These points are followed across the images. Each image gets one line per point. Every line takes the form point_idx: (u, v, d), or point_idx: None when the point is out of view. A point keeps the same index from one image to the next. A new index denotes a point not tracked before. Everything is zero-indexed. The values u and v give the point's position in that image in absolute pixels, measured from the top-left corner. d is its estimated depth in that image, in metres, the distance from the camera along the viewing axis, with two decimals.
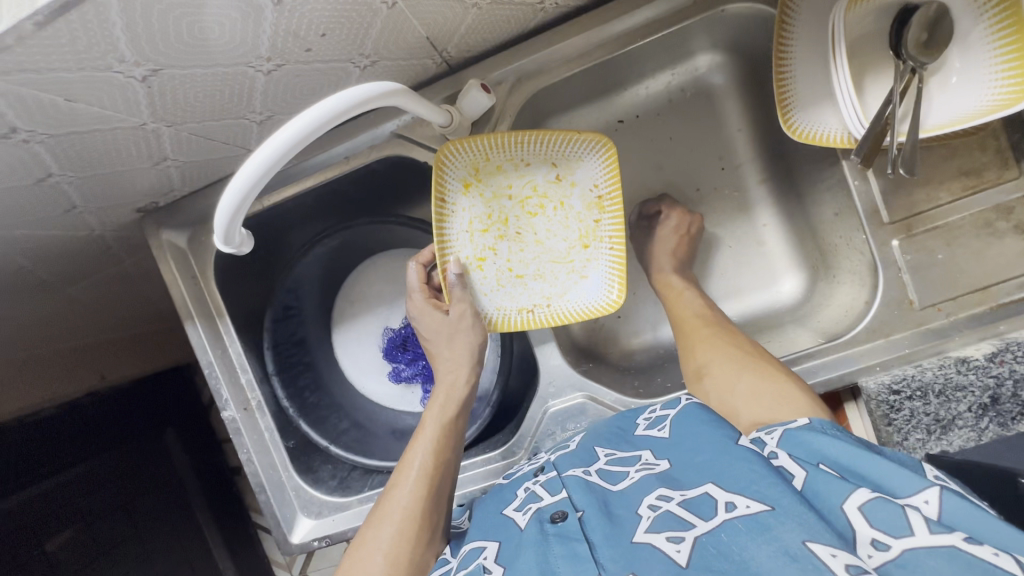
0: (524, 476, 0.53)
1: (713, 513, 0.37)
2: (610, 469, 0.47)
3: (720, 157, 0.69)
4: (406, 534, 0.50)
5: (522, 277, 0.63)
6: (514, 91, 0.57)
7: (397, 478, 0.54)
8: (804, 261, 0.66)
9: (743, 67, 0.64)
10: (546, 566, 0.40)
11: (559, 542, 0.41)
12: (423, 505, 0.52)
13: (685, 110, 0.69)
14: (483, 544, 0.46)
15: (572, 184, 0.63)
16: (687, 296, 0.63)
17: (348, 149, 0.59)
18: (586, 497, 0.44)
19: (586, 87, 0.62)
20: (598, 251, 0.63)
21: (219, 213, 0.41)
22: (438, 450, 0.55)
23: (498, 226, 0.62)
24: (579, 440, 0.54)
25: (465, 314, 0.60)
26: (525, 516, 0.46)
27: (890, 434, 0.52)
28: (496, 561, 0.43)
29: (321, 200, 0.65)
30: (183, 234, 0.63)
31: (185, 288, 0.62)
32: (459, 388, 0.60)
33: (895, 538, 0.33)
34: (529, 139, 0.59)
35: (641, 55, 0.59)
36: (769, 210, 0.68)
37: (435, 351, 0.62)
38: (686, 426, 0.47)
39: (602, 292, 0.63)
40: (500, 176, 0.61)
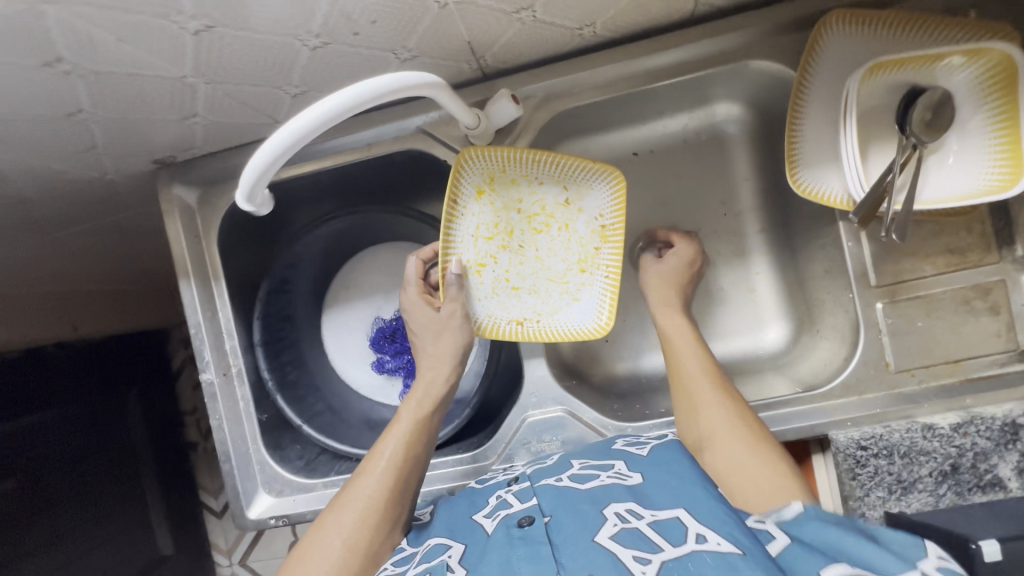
0: (495, 484, 0.54)
1: (682, 542, 0.39)
2: (583, 475, 0.49)
3: (724, 202, 0.72)
4: (368, 524, 0.50)
5: (518, 288, 0.65)
6: (540, 108, 0.59)
7: (365, 468, 0.54)
8: (791, 313, 0.69)
9: (757, 121, 0.67)
10: (508, 566, 0.40)
11: (523, 544, 0.42)
12: (388, 497, 0.52)
13: (697, 152, 0.72)
14: (448, 543, 0.46)
15: (579, 209, 0.65)
16: (692, 351, 0.59)
17: (372, 137, 0.61)
18: (552, 502, 0.46)
19: (608, 115, 0.65)
20: (595, 278, 0.65)
21: (248, 174, 0.41)
22: (409, 444, 0.56)
23: (503, 237, 0.64)
24: (558, 457, 0.55)
25: (456, 313, 0.61)
26: (493, 522, 0.47)
27: (853, 489, 0.54)
28: (461, 561, 0.43)
29: (335, 181, 0.66)
30: (194, 192, 0.63)
31: (187, 246, 0.63)
32: (440, 384, 0.61)
33: None
34: (545, 159, 0.61)
35: (664, 94, 0.63)
36: (764, 259, 0.70)
37: (419, 346, 0.62)
38: (666, 453, 0.50)
39: (592, 316, 0.65)
40: (512, 190, 0.62)
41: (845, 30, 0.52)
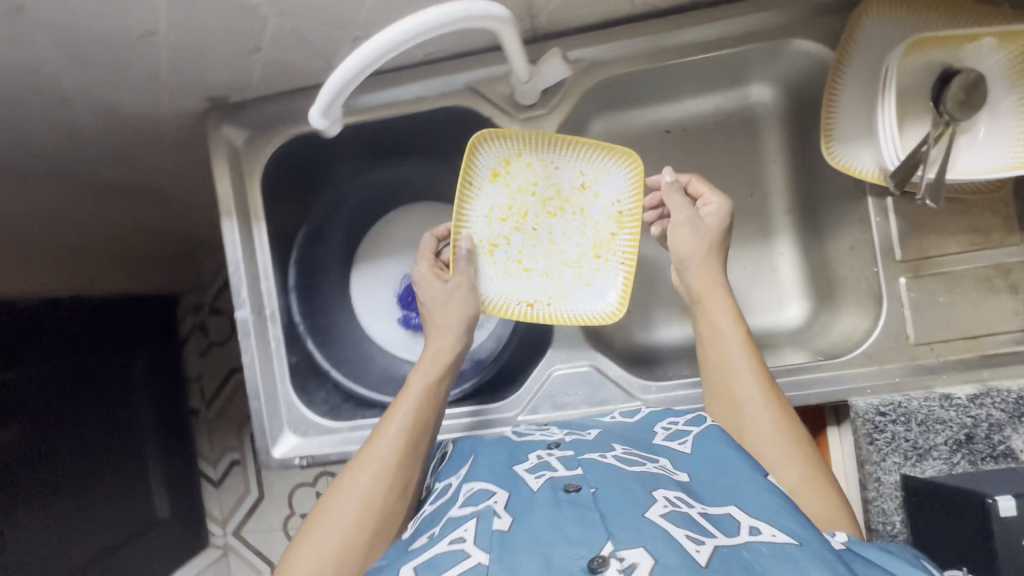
0: (534, 442, 0.57)
1: (735, 533, 0.41)
2: (626, 457, 0.51)
3: (751, 183, 0.74)
4: (381, 481, 0.54)
5: (530, 270, 0.67)
6: (587, 72, 0.61)
7: (378, 432, 0.57)
8: (812, 292, 0.71)
9: (790, 104, 0.69)
10: (557, 527, 0.42)
11: (571, 508, 0.44)
12: (399, 457, 0.55)
13: (729, 133, 0.74)
14: (492, 488, 0.49)
15: (596, 194, 0.66)
16: (729, 336, 0.60)
17: (422, 90, 0.62)
18: (598, 476, 0.48)
19: (648, 87, 0.67)
20: (609, 263, 0.66)
21: (328, 88, 0.43)
22: (420, 409, 0.58)
23: (517, 219, 0.65)
24: (596, 433, 0.57)
25: (463, 286, 0.63)
26: (538, 480, 0.49)
27: (870, 454, 0.56)
28: (506, 508, 0.46)
29: (379, 134, 0.68)
30: (243, 133, 0.65)
31: (232, 185, 0.64)
32: (446, 352, 0.63)
33: None
34: (563, 143, 0.62)
35: (704, 69, 0.65)
36: (787, 239, 0.73)
37: (428, 315, 0.64)
38: (707, 443, 0.53)
39: (604, 302, 0.66)
40: (527, 172, 0.64)
41: (884, 11, 0.55)
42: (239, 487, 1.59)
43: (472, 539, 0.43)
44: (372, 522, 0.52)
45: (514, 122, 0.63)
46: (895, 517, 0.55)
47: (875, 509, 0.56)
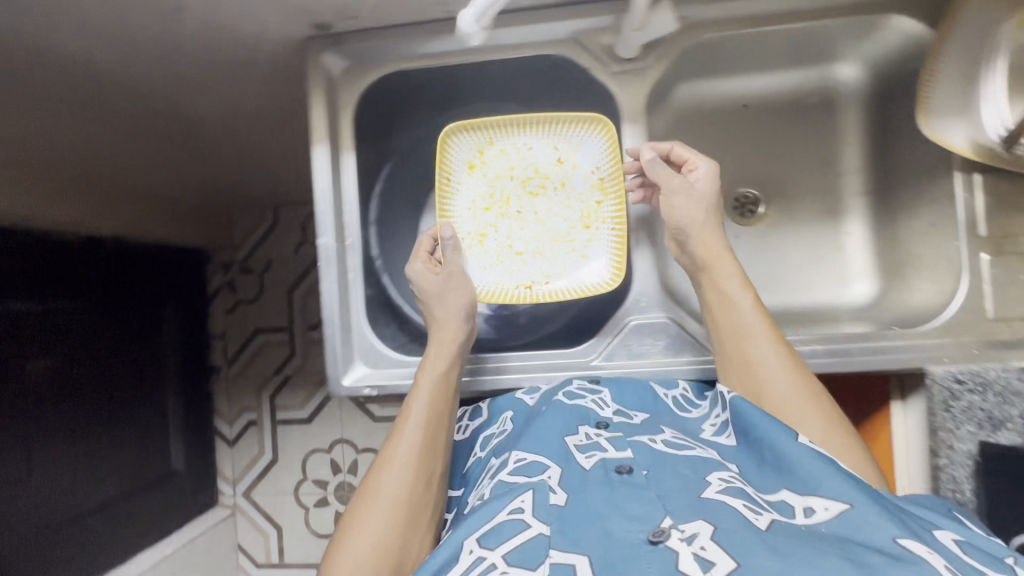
0: (587, 410, 0.61)
1: (791, 513, 0.45)
2: (674, 442, 0.56)
3: (824, 162, 0.75)
4: (407, 478, 0.59)
5: (522, 254, 0.70)
6: (688, 31, 0.62)
7: (397, 433, 0.62)
8: (878, 272, 0.72)
9: (874, 85, 0.71)
10: (614, 504, 0.48)
11: (624, 486, 0.50)
12: (420, 455, 0.60)
13: (807, 111, 0.75)
14: (546, 463, 0.54)
15: (573, 167, 0.69)
16: (741, 304, 0.61)
17: (523, 35, 0.64)
18: (649, 459, 0.53)
19: (738, 57, 0.69)
20: (600, 233, 0.68)
21: None
22: (433, 402, 0.62)
23: (499, 206, 0.70)
24: (643, 417, 0.61)
25: (453, 275, 0.65)
26: (590, 458, 0.54)
27: (944, 420, 0.57)
28: (560, 484, 0.51)
29: (472, 78, 0.69)
30: (341, 64, 0.66)
31: (326, 113, 0.65)
32: (448, 345, 0.64)
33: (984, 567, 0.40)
34: (527, 124, 0.67)
35: (796, 41, 0.67)
36: (856, 220, 0.74)
37: (427, 311, 0.66)
38: (744, 418, 0.55)
39: (601, 270, 0.67)
40: (502, 159, 0.70)
41: None
42: (252, 448, 1.58)
43: (531, 510, 0.48)
44: (404, 516, 0.57)
45: (611, 75, 0.64)
46: (966, 484, 0.57)
47: (945, 476, 0.58)
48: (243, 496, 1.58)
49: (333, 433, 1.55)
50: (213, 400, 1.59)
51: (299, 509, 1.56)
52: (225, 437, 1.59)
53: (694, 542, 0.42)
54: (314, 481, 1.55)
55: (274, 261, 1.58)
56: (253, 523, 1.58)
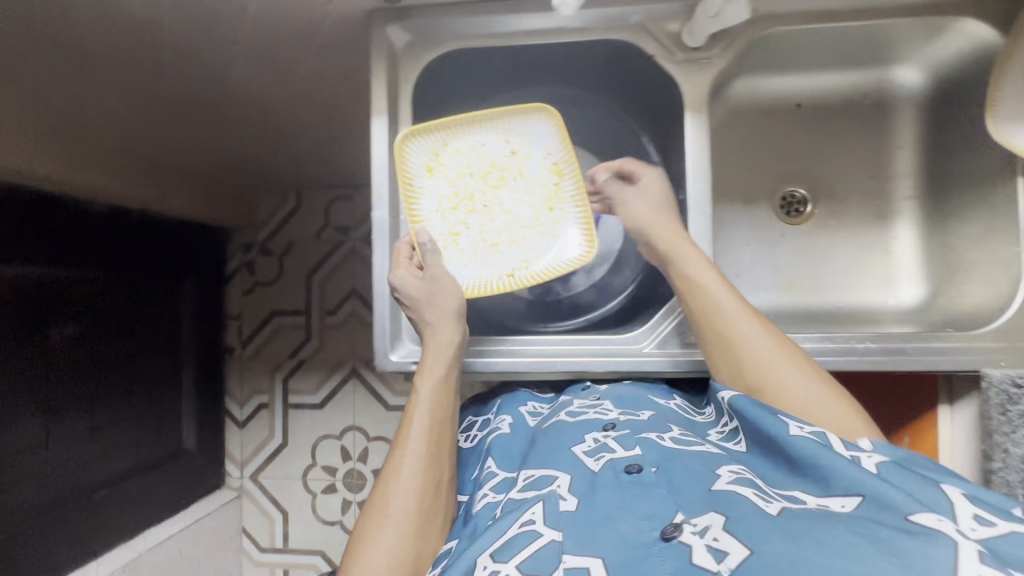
0: (591, 422, 0.62)
1: (802, 501, 0.45)
2: (682, 439, 0.57)
3: (875, 165, 0.75)
4: (416, 488, 0.58)
5: (497, 245, 0.69)
6: (755, 24, 0.63)
7: (401, 444, 0.62)
8: (927, 276, 0.72)
9: (932, 91, 0.71)
10: (628, 504, 0.49)
11: (635, 486, 0.51)
12: (426, 463, 0.60)
13: (861, 113, 0.75)
14: (553, 474, 0.55)
15: (527, 155, 0.68)
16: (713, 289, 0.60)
17: (590, 19, 0.63)
18: (657, 456, 0.54)
19: (798, 54, 0.69)
20: (563, 213, 0.69)
21: None
22: (435, 409, 0.63)
23: (466, 203, 0.68)
24: (651, 414, 0.63)
25: (438, 276, 0.64)
26: (598, 462, 0.55)
27: (999, 422, 0.57)
28: (570, 491, 0.52)
29: (531, 60, 0.69)
30: (404, 39, 0.65)
31: (387, 86, 0.65)
32: (445, 346, 0.65)
33: (1002, 521, 0.40)
34: (476, 119, 0.66)
35: (859, 40, 0.67)
36: (905, 224, 0.74)
37: (417, 316, 0.64)
38: (750, 422, 0.54)
39: (575, 247, 0.68)
40: (458, 157, 0.67)
41: None
42: (262, 430, 1.56)
43: (542, 519, 0.48)
44: (415, 529, 0.56)
45: (676, 62, 0.63)
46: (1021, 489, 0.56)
47: (1001, 479, 0.58)
48: (250, 479, 1.56)
49: (345, 420, 1.53)
50: (225, 381, 1.58)
51: (306, 495, 1.54)
52: (234, 418, 1.58)
53: (707, 533, 0.43)
54: (322, 467, 1.54)
55: (294, 244, 1.57)
56: (259, 507, 1.56)
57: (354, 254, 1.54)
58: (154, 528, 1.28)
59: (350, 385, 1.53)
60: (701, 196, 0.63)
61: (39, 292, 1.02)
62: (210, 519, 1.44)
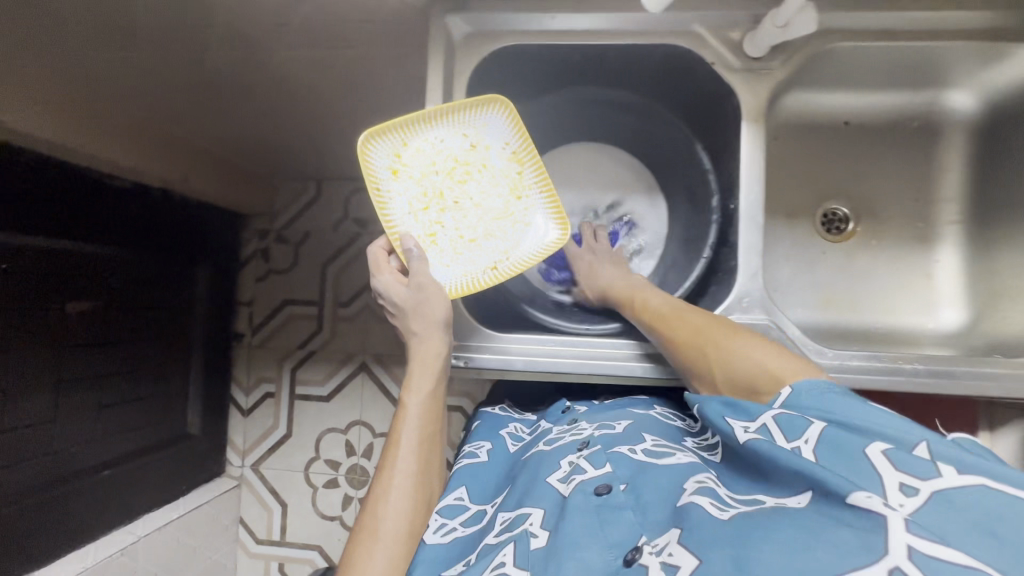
0: (566, 445, 0.61)
1: (761, 501, 0.43)
2: (654, 450, 0.56)
3: (919, 187, 0.75)
4: (407, 511, 0.59)
5: (474, 240, 0.69)
6: (816, 39, 0.63)
7: (388, 460, 0.61)
8: (969, 302, 0.72)
9: (983, 117, 0.71)
10: (600, 530, 0.47)
11: (605, 509, 0.49)
12: (416, 481, 0.61)
13: (907, 135, 0.75)
14: (528, 511, 0.53)
15: (487, 147, 0.68)
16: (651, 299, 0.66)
17: (652, 23, 0.63)
18: (627, 473, 0.53)
19: (852, 71, 0.69)
20: (531, 200, 0.70)
21: None
22: (423, 425, 0.63)
23: (437, 202, 0.67)
24: (627, 425, 0.62)
25: (423, 283, 0.64)
26: (570, 487, 0.54)
27: None
28: (542, 527, 0.50)
29: (584, 60, 0.69)
30: (461, 31, 0.65)
31: (441, 76, 0.64)
32: (434, 359, 0.65)
33: (923, 482, 0.37)
34: (433, 116, 0.64)
35: (914, 61, 0.66)
36: (948, 248, 0.74)
37: (408, 327, 0.66)
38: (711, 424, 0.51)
39: (548, 231, 0.70)
40: (422, 156, 0.66)
41: None
42: (267, 420, 1.54)
43: (512, 561, 0.47)
44: (405, 553, 0.57)
45: (735, 72, 0.63)
46: None
47: None
48: (250, 468, 1.54)
49: (351, 415, 1.51)
50: (232, 367, 1.56)
51: (306, 488, 1.52)
52: (240, 406, 1.55)
53: (664, 551, 0.43)
54: (325, 461, 1.51)
55: (311, 234, 1.56)
56: (257, 498, 1.53)
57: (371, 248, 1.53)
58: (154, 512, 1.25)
59: (358, 379, 1.52)
60: (754, 206, 0.62)
61: (60, 266, 1.00)
62: (210, 506, 1.41)
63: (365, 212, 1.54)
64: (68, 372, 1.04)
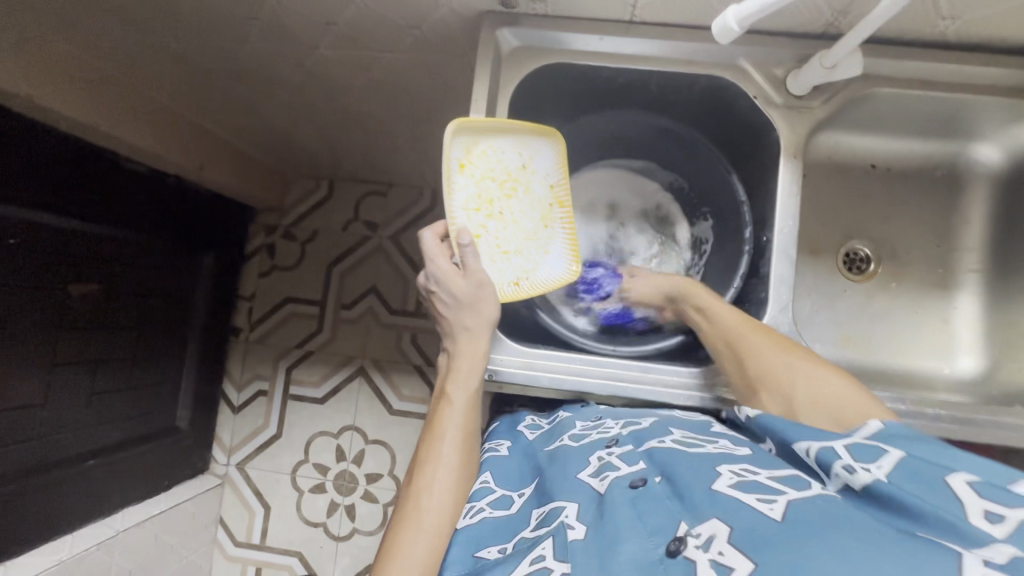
0: (594, 443, 0.61)
1: (806, 486, 0.44)
2: (685, 441, 0.56)
3: (940, 235, 0.77)
4: (447, 508, 0.58)
5: (507, 253, 0.68)
6: (854, 82, 0.64)
7: (430, 455, 0.61)
8: (984, 350, 0.73)
9: (1007, 172, 0.73)
10: (642, 523, 0.47)
11: (644, 500, 0.49)
12: (456, 477, 0.60)
13: (931, 183, 0.77)
14: (564, 505, 0.53)
15: (534, 172, 0.70)
16: (721, 313, 0.64)
17: (697, 53, 0.64)
18: (660, 465, 0.53)
19: (885, 117, 0.70)
20: (556, 231, 0.71)
21: None
22: (465, 423, 0.63)
23: (487, 207, 0.67)
24: (653, 421, 0.62)
25: (483, 284, 0.64)
26: (604, 482, 0.53)
27: None
28: (578, 520, 0.50)
29: (626, 83, 0.70)
30: (508, 45, 0.66)
31: (486, 86, 0.65)
32: (479, 358, 0.65)
33: (1009, 510, 0.36)
34: (506, 127, 0.65)
35: (947, 112, 0.68)
36: (967, 296, 0.75)
37: (456, 318, 0.66)
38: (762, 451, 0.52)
39: (564, 265, 0.71)
40: (485, 159, 0.66)
41: None
42: (257, 418, 1.51)
43: (552, 555, 0.47)
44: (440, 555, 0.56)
45: (775, 106, 0.64)
46: None
47: None
48: (236, 467, 1.50)
49: (345, 418, 1.48)
50: (225, 363, 1.52)
51: (292, 492, 1.48)
52: (231, 402, 1.52)
53: (711, 546, 0.41)
54: (314, 465, 1.48)
55: (320, 232, 1.55)
56: (240, 498, 1.49)
57: (379, 251, 1.52)
58: (133, 506, 1.21)
59: (355, 382, 1.49)
60: (788, 240, 0.63)
61: (67, 245, 0.98)
62: (191, 505, 1.37)
63: (374, 215, 1.54)
64: (64, 353, 1.01)
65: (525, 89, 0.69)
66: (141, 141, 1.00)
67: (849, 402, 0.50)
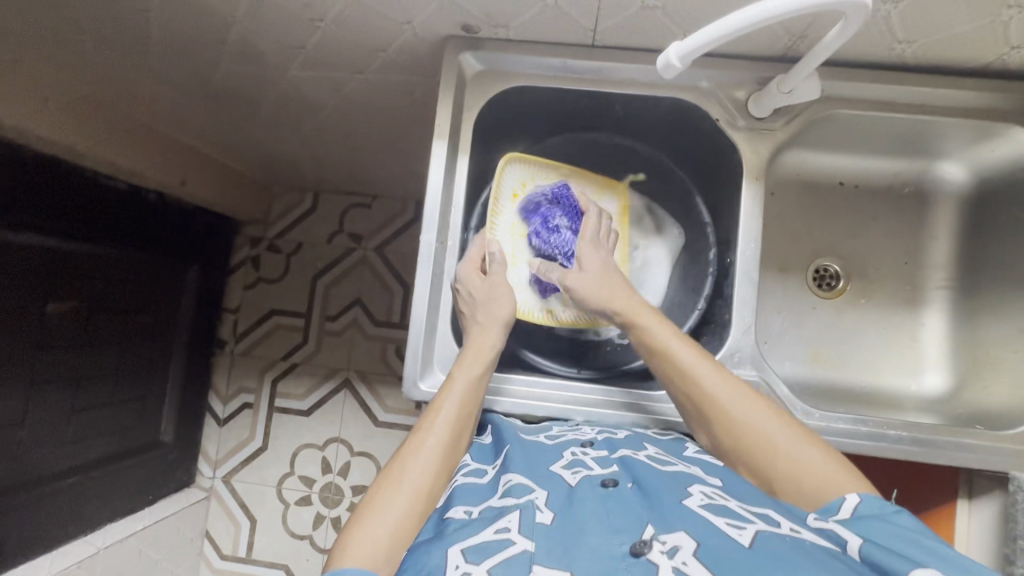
0: (569, 440, 0.62)
1: (776, 523, 0.45)
2: (658, 458, 0.57)
3: (908, 252, 0.77)
4: (431, 473, 0.54)
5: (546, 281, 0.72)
6: (817, 104, 0.64)
7: (427, 423, 0.58)
8: (953, 368, 0.73)
9: (975, 189, 0.73)
10: (607, 517, 0.48)
11: (615, 501, 0.50)
12: (443, 449, 0.57)
13: (899, 200, 0.77)
14: (531, 486, 0.53)
15: None
16: (680, 350, 0.58)
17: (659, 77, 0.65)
18: (631, 474, 0.54)
19: (850, 136, 0.71)
20: None
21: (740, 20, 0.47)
22: (466, 403, 0.60)
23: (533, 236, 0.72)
24: (627, 433, 0.63)
25: (498, 287, 0.66)
26: (575, 476, 0.54)
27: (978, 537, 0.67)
28: (546, 503, 0.50)
29: (591, 104, 0.70)
30: (473, 70, 0.66)
31: (450, 111, 0.65)
32: (486, 351, 0.63)
33: None
34: (563, 173, 0.73)
35: (913, 131, 0.68)
36: (935, 313, 0.75)
37: (470, 314, 0.65)
38: (732, 476, 0.53)
39: None
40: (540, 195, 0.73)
41: None
42: (243, 431, 1.51)
43: (517, 528, 0.47)
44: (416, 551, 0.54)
45: (738, 128, 0.65)
46: None
47: None
48: (222, 480, 1.50)
49: (330, 431, 1.48)
50: (210, 376, 1.52)
51: (278, 505, 1.48)
52: (216, 416, 1.52)
53: (676, 555, 0.43)
54: (300, 477, 1.48)
55: (304, 244, 1.55)
56: (226, 512, 1.49)
57: (363, 263, 1.53)
58: (116, 523, 1.21)
59: (341, 394, 1.49)
60: (750, 260, 0.63)
61: (47, 264, 0.98)
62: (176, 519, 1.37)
63: (359, 227, 1.54)
64: (43, 372, 1.01)
65: (491, 112, 0.69)
66: (120, 159, 1.00)
67: (819, 473, 0.50)
